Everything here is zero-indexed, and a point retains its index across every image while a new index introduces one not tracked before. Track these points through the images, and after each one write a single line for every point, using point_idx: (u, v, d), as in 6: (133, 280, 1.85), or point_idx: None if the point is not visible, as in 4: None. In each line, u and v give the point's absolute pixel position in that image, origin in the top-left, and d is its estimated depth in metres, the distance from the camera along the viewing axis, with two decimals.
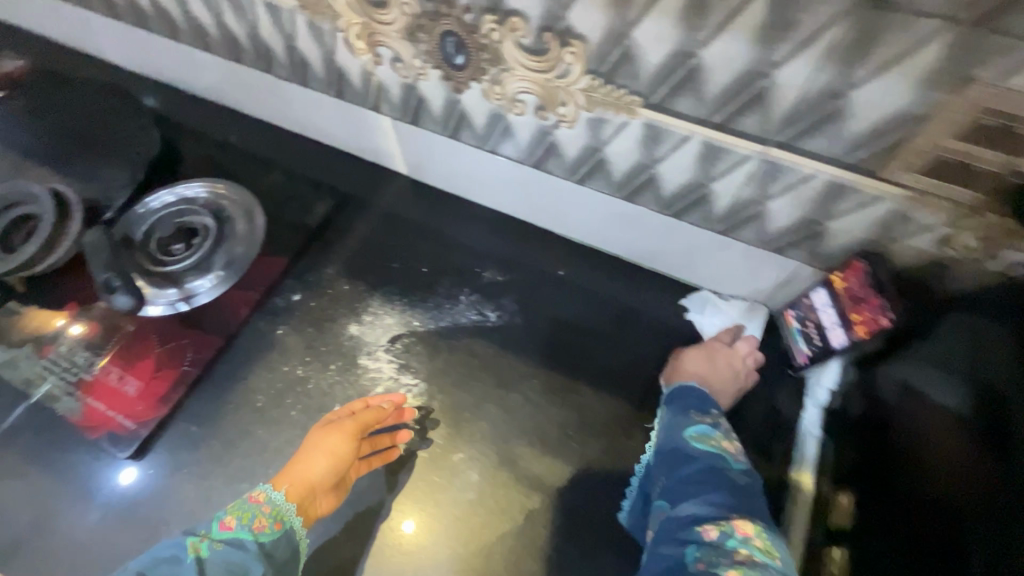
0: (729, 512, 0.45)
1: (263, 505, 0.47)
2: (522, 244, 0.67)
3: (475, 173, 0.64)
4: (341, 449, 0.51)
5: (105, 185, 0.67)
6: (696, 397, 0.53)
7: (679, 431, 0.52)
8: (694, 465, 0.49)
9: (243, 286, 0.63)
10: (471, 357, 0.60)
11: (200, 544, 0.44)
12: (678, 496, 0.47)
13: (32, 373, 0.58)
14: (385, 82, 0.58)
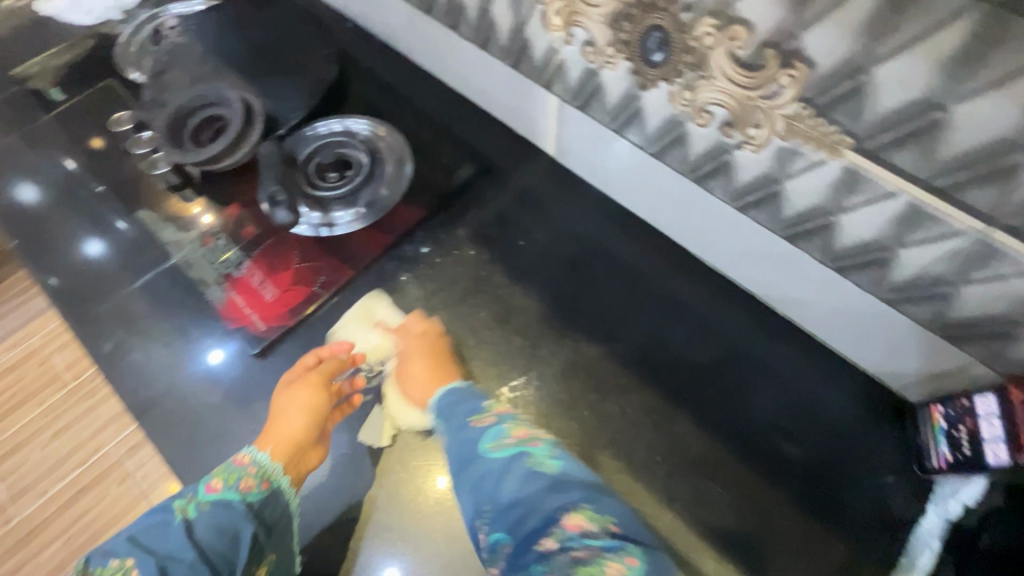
0: (556, 513, 0.44)
1: (248, 467, 0.53)
2: (653, 255, 0.65)
3: (627, 174, 0.63)
4: (310, 400, 0.56)
5: (284, 105, 0.73)
6: (472, 403, 0.53)
7: (474, 445, 0.50)
8: (505, 476, 0.47)
9: (381, 228, 0.67)
10: (575, 355, 0.60)
11: (187, 506, 0.51)
12: (509, 520, 0.45)
13: (195, 258, 0.65)
14: (567, 62, 0.57)
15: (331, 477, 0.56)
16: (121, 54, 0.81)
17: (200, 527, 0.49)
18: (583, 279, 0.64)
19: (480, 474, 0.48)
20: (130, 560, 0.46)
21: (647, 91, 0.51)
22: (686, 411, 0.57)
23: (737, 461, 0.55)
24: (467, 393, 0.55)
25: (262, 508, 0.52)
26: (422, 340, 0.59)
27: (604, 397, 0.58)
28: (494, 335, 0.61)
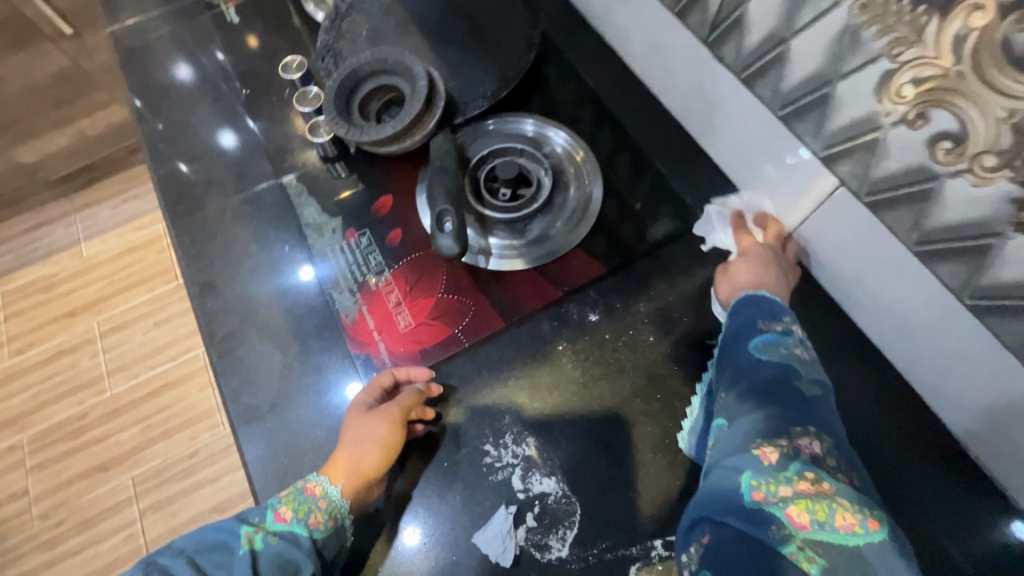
0: (789, 427, 0.36)
1: (318, 500, 0.44)
2: (889, 412, 0.49)
3: (898, 308, 0.45)
4: (382, 433, 0.45)
5: (470, 91, 0.61)
6: (768, 307, 0.45)
7: (743, 332, 0.44)
8: (750, 374, 0.41)
9: (547, 275, 0.54)
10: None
11: (253, 535, 0.44)
12: (738, 412, 0.39)
13: (330, 250, 0.56)
14: (888, 147, 0.39)
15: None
16: None
17: (262, 566, 0.42)
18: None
19: (736, 370, 0.42)
20: None
21: None
22: None
23: None
24: (768, 301, 0.45)
25: (327, 550, 0.44)
26: (770, 248, 0.51)
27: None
28: (658, 462, 0.47)
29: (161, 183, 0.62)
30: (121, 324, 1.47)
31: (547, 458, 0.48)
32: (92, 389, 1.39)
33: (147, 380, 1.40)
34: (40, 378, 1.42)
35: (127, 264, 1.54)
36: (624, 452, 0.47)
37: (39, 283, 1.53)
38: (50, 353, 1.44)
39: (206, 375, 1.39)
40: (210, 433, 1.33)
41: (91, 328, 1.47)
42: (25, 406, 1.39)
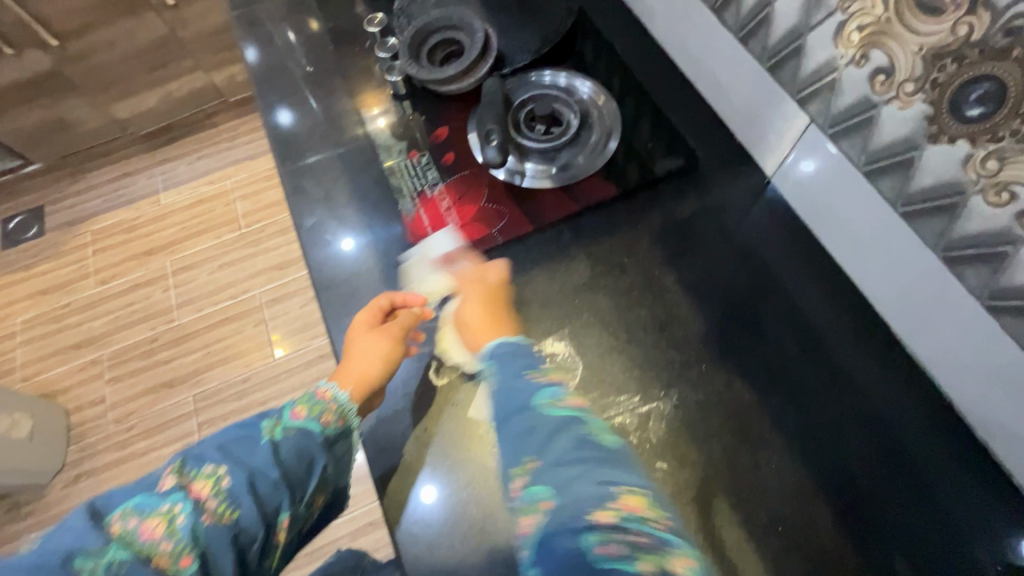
0: (614, 489, 0.39)
1: (330, 403, 0.51)
2: (838, 306, 0.60)
3: (856, 225, 0.56)
4: (385, 345, 0.56)
5: (518, 48, 0.74)
6: (529, 355, 0.49)
7: (524, 393, 0.46)
8: (557, 436, 0.43)
9: (570, 194, 0.66)
10: (731, 392, 0.56)
11: (275, 428, 0.49)
12: (560, 480, 0.40)
13: (397, 166, 0.70)
14: (842, 85, 0.50)
15: (450, 406, 0.57)
16: None
17: (284, 450, 0.47)
18: (781, 351, 0.58)
19: (538, 426, 0.44)
20: (222, 468, 0.45)
21: (935, 145, 0.44)
22: (809, 467, 0.53)
23: (840, 524, 0.51)
24: (523, 347, 0.50)
25: (337, 445, 0.50)
26: (487, 289, 0.60)
27: (760, 483, 0.52)
28: (648, 337, 0.59)
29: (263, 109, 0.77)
30: (189, 264, 1.65)
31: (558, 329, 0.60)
32: (162, 317, 1.58)
33: (209, 313, 1.58)
34: (118, 305, 1.61)
35: (198, 213, 1.74)
36: (620, 329, 0.59)
37: (122, 224, 1.74)
38: (127, 284, 1.63)
39: (261, 313, 1.57)
40: (262, 363, 1.50)
41: (164, 266, 1.66)
42: (104, 328, 1.58)
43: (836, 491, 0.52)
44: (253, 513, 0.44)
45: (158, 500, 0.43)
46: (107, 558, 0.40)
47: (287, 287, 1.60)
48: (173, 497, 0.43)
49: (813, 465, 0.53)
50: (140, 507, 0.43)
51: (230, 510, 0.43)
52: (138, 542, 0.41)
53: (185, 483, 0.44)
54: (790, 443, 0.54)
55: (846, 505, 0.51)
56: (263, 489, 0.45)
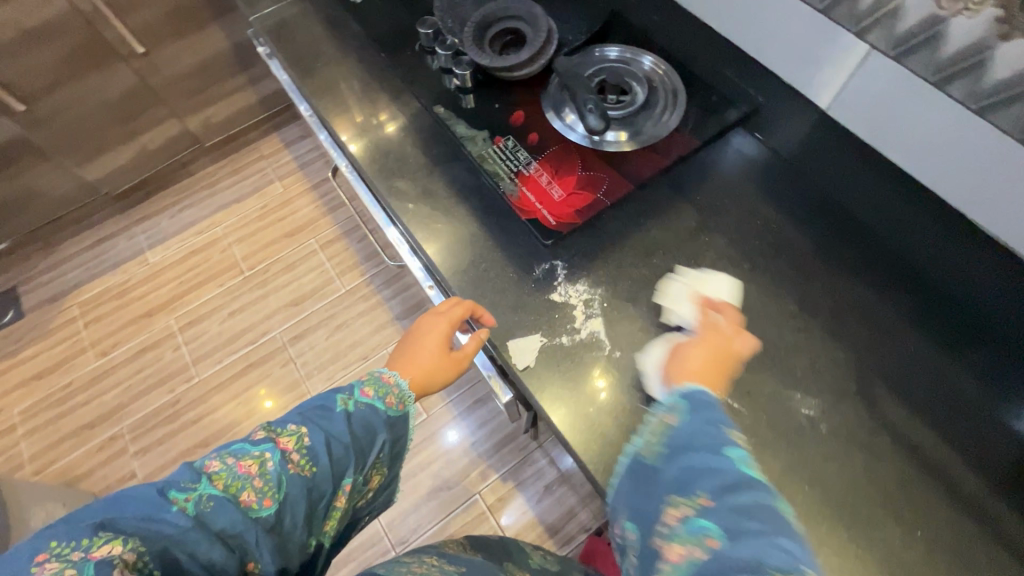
0: (804, 566, 0.34)
1: (393, 386, 0.58)
2: (891, 183, 0.69)
3: (923, 131, 0.64)
4: (451, 366, 0.62)
5: (571, 29, 0.78)
6: (721, 410, 0.43)
7: (714, 439, 0.41)
8: (743, 488, 0.38)
9: (657, 151, 0.70)
10: (849, 294, 0.62)
11: (348, 400, 0.54)
12: (741, 533, 0.36)
13: (485, 153, 0.72)
14: (906, 8, 0.57)
15: (609, 359, 0.60)
16: None
17: (354, 421, 0.53)
18: (867, 252, 0.65)
19: (701, 463, 0.40)
20: (303, 429, 0.51)
21: (1008, 42, 0.52)
22: (915, 324, 0.60)
23: (940, 349, 0.59)
24: (717, 401, 0.44)
25: (397, 426, 0.57)
26: (721, 334, 0.53)
27: (895, 366, 0.58)
28: (769, 263, 0.64)
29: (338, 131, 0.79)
30: (196, 318, 1.58)
31: (687, 272, 0.64)
32: (180, 377, 1.50)
33: (231, 362, 1.52)
34: (128, 373, 1.51)
35: (194, 265, 1.67)
36: (740, 260, 0.64)
37: (111, 290, 1.64)
38: (134, 350, 1.54)
39: (287, 352, 1.53)
40: (300, 401, 1.46)
41: (169, 324, 1.58)
42: (118, 400, 1.48)
43: (953, 357, 0.59)
44: (327, 472, 0.49)
45: (250, 446, 0.49)
46: (200, 489, 0.44)
47: (308, 321, 1.57)
48: (263, 446, 0.49)
49: (930, 341, 0.59)
50: (232, 453, 0.48)
51: (310, 464, 0.49)
52: (231, 479, 0.46)
53: (273, 436, 0.50)
54: (877, 292, 0.62)
55: (931, 328, 0.60)
56: (337, 451, 0.51)
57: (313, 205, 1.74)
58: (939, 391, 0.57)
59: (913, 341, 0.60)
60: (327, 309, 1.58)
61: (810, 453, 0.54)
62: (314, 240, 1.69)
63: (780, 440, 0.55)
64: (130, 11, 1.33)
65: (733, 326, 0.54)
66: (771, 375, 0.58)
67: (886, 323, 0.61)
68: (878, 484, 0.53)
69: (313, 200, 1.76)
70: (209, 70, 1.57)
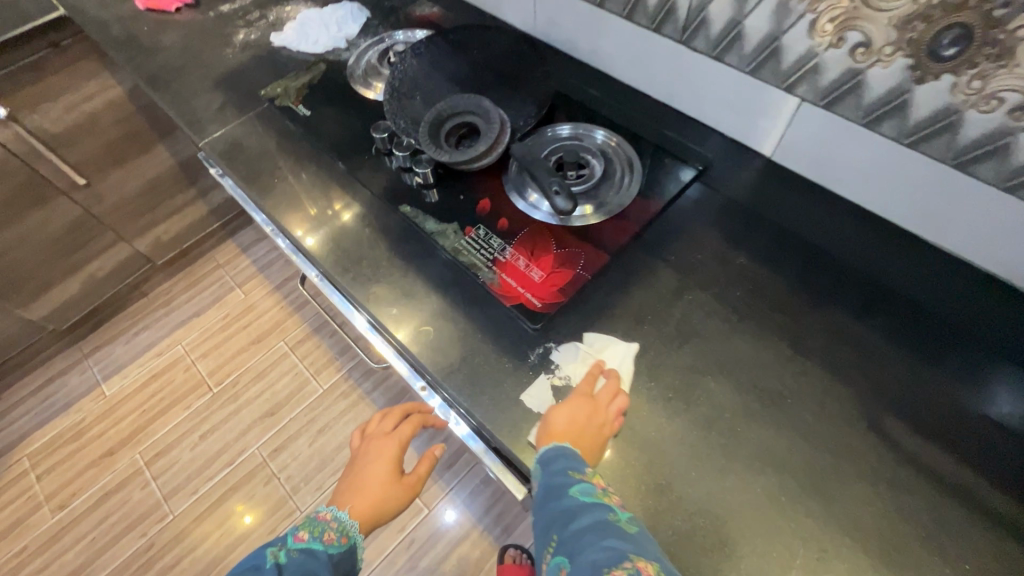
0: (624, 560, 0.44)
1: (330, 521, 0.64)
2: (840, 213, 0.73)
3: (863, 165, 0.68)
4: (402, 489, 0.69)
5: (519, 114, 0.82)
6: (573, 457, 0.53)
7: (562, 486, 0.51)
8: (581, 516, 0.49)
9: (625, 218, 0.72)
10: (829, 322, 0.63)
11: (278, 552, 0.59)
12: (578, 548, 0.47)
13: (458, 245, 0.72)
14: (826, 65, 0.63)
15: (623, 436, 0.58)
16: (353, 81, 0.93)
17: (287, 570, 0.57)
18: (831, 277, 0.68)
19: (559, 508, 0.50)
20: None
21: (923, 85, 0.57)
22: (896, 343, 0.62)
23: (923, 362, 0.61)
24: (569, 450, 0.54)
25: (337, 559, 0.62)
26: (598, 405, 0.58)
27: (890, 384, 0.59)
28: (755, 311, 0.65)
29: (298, 233, 0.78)
30: (164, 448, 1.47)
31: (679, 334, 0.63)
32: (151, 518, 1.37)
33: (207, 491, 1.41)
34: (92, 524, 1.37)
35: (155, 391, 1.57)
36: (727, 312, 0.65)
37: (65, 434, 1.51)
38: (96, 497, 1.41)
39: (268, 468, 1.43)
40: (289, 520, 1.35)
41: (134, 459, 1.46)
42: (83, 557, 1.33)
43: (932, 363, 0.61)
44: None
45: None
46: None
47: (287, 431, 1.48)
48: None
49: (911, 354, 0.61)
50: None
51: None
52: None
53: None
54: (849, 314, 0.64)
55: (905, 343, 0.62)
56: None
57: (278, 306, 1.70)
58: (933, 404, 0.58)
59: (898, 356, 0.61)
60: (305, 414, 1.50)
61: (844, 504, 0.52)
62: (283, 342, 1.63)
63: (810, 493, 0.53)
64: (70, 146, 1.31)
65: (612, 392, 0.59)
66: (786, 425, 0.57)
67: (869, 343, 0.62)
68: (918, 520, 0.51)
69: (277, 302, 1.71)
70: (156, 190, 1.55)
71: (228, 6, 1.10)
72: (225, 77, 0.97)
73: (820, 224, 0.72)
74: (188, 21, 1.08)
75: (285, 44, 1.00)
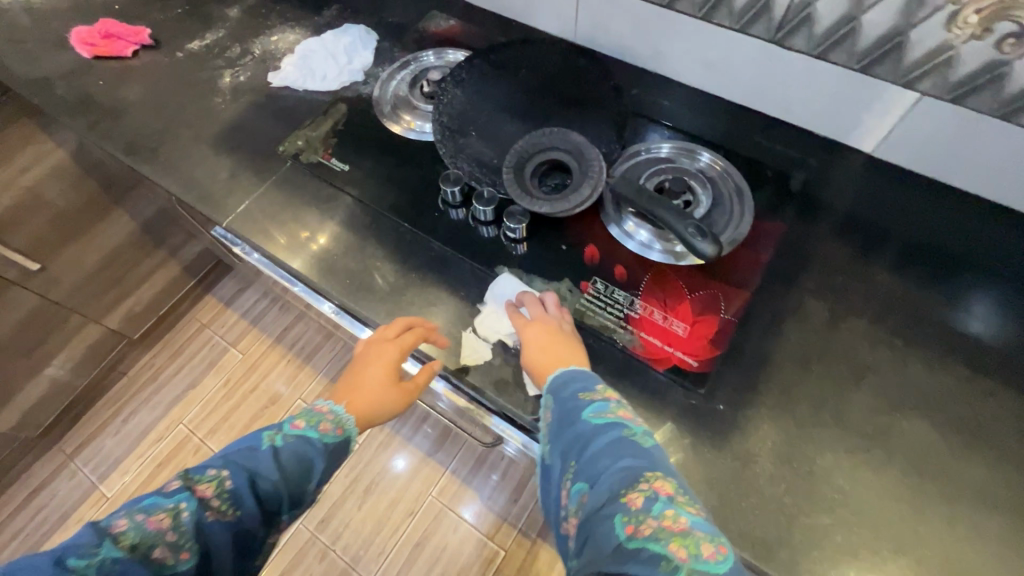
0: (643, 477, 0.45)
1: (326, 414, 0.59)
2: (927, 196, 0.71)
3: (986, 156, 0.65)
4: (398, 395, 0.63)
5: (599, 141, 0.73)
6: (583, 380, 0.54)
7: (577, 411, 0.51)
8: (597, 438, 0.48)
9: (751, 247, 0.66)
10: (925, 305, 0.63)
11: (275, 436, 0.55)
12: (594, 471, 0.46)
13: (579, 306, 0.63)
14: (963, 59, 0.58)
15: (837, 501, 0.52)
16: (386, 119, 0.80)
17: (284, 456, 0.53)
18: (906, 249, 0.68)
19: (575, 434, 0.50)
20: (224, 472, 0.51)
21: None
22: (998, 323, 0.62)
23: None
24: (571, 376, 0.55)
25: (336, 450, 0.57)
26: (547, 321, 0.60)
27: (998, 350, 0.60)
28: (915, 330, 0.61)
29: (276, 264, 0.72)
30: None
31: (852, 372, 0.59)
32: None
33: None
34: None
35: (166, 482, 1.39)
36: (889, 337, 0.61)
37: None
38: None
39: (319, 542, 1.30)
40: None
41: None
42: None
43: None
44: (254, 510, 0.50)
45: (162, 499, 0.48)
46: (102, 553, 0.45)
47: (329, 497, 1.35)
48: (177, 497, 0.49)
49: (1004, 323, 0.62)
50: (142, 508, 0.48)
51: (232, 508, 0.49)
52: (139, 537, 0.46)
53: (190, 484, 0.50)
54: (940, 294, 0.64)
55: (999, 320, 0.62)
56: (263, 489, 0.51)
57: (284, 360, 1.54)
58: None
59: (999, 336, 0.61)
60: (346, 474, 1.36)
61: None
62: (299, 399, 1.49)
63: None
64: None
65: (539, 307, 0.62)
66: (995, 455, 0.54)
67: (970, 326, 0.61)
68: None
69: (281, 356, 1.55)
70: (121, 259, 1.34)
71: (198, 42, 0.92)
72: (225, 134, 0.82)
73: (892, 200, 0.71)
74: (151, 67, 0.90)
75: (288, 83, 0.85)
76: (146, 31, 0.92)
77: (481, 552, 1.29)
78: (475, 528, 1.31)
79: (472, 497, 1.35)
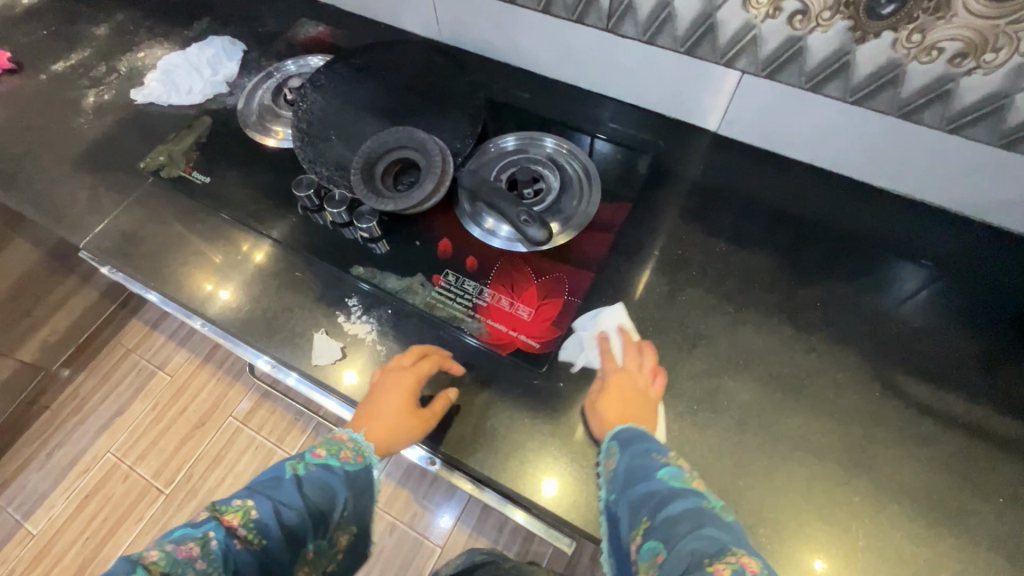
0: (728, 548, 0.40)
1: (347, 441, 0.54)
2: (772, 168, 0.74)
3: (809, 126, 0.68)
4: (418, 423, 0.56)
5: (454, 137, 0.74)
6: (653, 440, 0.50)
7: (650, 470, 0.47)
8: (674, 500, 0.44)
9: (598, 228, 0.69)
10: (766, 274, 0.66)
11: (297, 464, 0.50)
12: (672, 534, 0.42)
13: (431, 299, 0.65)
14: (764, 36, 0.61)
15: None
16: (251, 129, 0.80)
17: (307, 484, 0.48)
18: (768, 224, 0.70)
19: (653, 493, 0.46)
20: (250, 501, 0.46)
21: (864, 44, 0.57)
22: (833, 284, 0.65)
23: (863, 300, 0.64)
24: (642, 433, 0.51)
25: (358, 479, 0.52)
26: (637, 375, 0.57)
27: (903, 344, 0.61)
28: (748, 296, 0.64)
29: (209, 288, 0.70)
30: None
31: (685, 340, 0.61)
32: None
33: None
34: None
35: (94, 512, 1.37)
36: (723, 304, 0.64)
37: None
38: None
39: None
40: None
41: None
42: None
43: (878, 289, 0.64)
44: (283, 541, 0.45)
45: (192, 528, 0.43)
46: None
47: None
48: (205, 526, 0.43)
49: (844, 286, 0.65)
50: (172, 539, 0.43)
51: (260, 536, 0.44)
52: (169, 567, 0.40)
53: (217, 514, 0.44)
54: (786, 264, 0.67)
55: (840, 284, 0.65)
56: (288, 518, 0.46)
57: (213, 379, 1.52)
58: (877, 342, 0.61)
59: (838, 299, 0.64)
60: None
61: (880, 469, 0.54)
62: (230, 417, 1.47)
63: (851, 470, 0.54)
64: None
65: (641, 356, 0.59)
66: (811, 407, 0.57)
67: (807, 290, 0.64)
68: (948, 465, 0.54)
69: (210, 375, 1.53)
70: (28, 290, 1.31)
71: (62, 62, 0.91)
72: (87, 154, 0.81)
73: (745, 174, 0.74)
74: (13, 91, 0.88)
75: (152, 100, 0.84)
76: (5, 55, 0.90)
77: (418, 550, 1.30)
78: (412, 528, 1.32)
79: (407, 498, 1.35)
